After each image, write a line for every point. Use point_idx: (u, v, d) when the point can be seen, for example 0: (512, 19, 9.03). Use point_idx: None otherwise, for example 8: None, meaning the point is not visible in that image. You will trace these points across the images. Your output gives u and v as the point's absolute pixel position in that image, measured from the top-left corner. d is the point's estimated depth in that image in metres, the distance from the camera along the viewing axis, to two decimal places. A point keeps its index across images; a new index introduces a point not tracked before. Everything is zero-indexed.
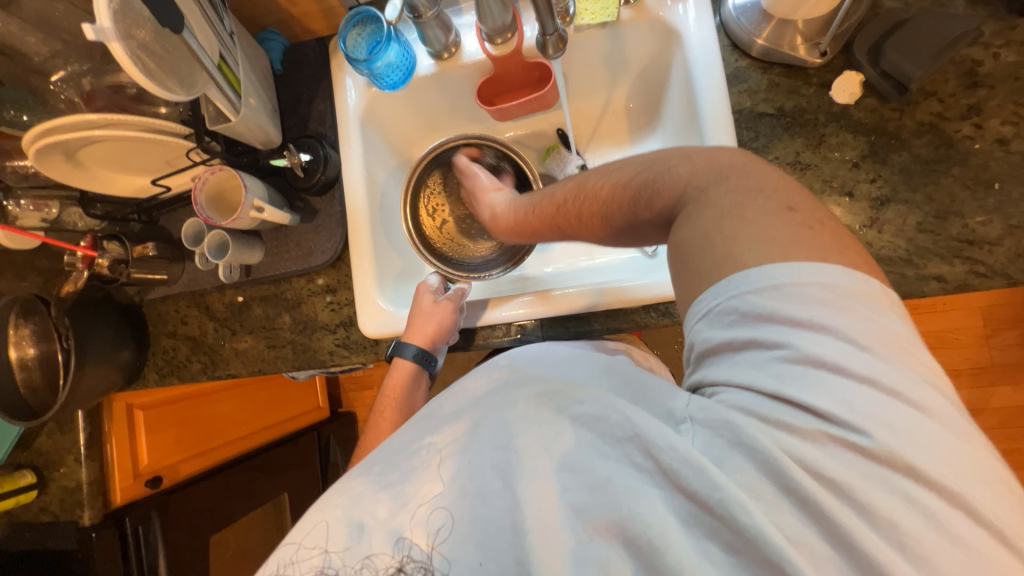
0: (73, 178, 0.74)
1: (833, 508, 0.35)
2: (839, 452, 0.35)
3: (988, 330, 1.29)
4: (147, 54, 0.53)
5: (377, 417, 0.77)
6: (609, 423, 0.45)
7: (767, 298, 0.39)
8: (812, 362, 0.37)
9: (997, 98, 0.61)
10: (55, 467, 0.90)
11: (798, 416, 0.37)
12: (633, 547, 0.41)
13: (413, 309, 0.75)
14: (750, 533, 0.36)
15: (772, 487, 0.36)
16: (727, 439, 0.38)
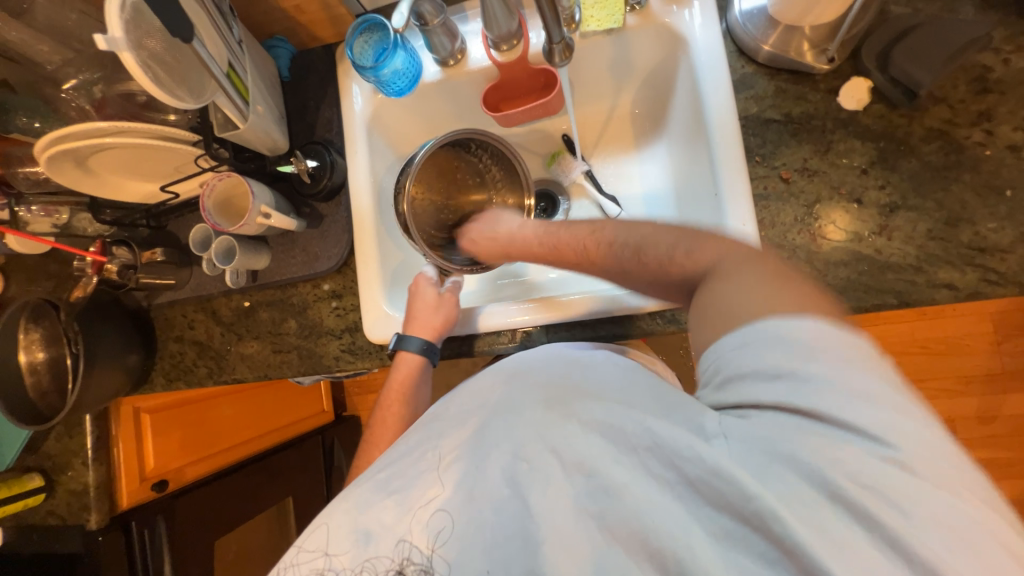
0: (83, 184, 0.75)
1: (870, 521, 0.35)
2: (864, 466, 0.35)
3: (998, 336, 1.28)
4: (158, 64, 0.53)
5: (382, 411, 0.78)
6: (625, 433, 0.44)
7: (784, 342, 0.39)
8: (844, 388, 0.37)
9: (1008, 104, 0.60)
10: (63, 470, 0.90)
11: (833, 433, 0.37)
12: (658, 559, 0.41)
13: (417, 301, 0.75)
14: (791, 545, 0.36)
15: (819, 495, 0.36)
16: (761, 449, 0.38)
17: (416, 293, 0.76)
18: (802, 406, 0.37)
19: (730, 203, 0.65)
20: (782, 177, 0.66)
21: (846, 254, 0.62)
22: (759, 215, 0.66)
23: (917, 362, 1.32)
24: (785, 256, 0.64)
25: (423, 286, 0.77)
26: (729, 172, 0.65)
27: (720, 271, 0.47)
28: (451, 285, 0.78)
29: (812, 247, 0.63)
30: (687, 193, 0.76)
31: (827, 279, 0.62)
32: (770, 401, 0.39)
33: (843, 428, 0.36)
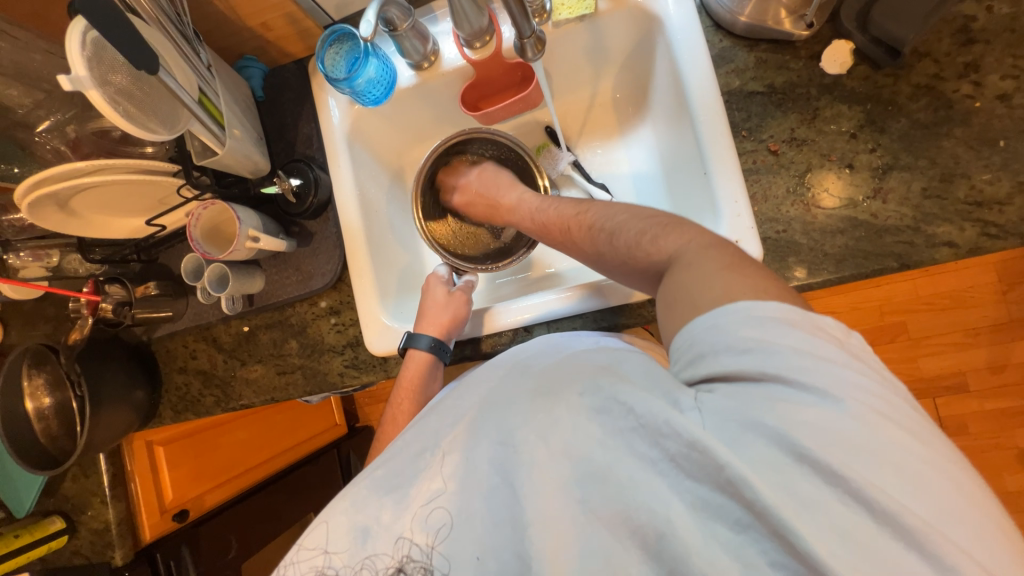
0: (68, 226, 0.74)
1: (838, 479, 0.35)
2: (826, 432, 0.36)
3: (1003, 286, 1.27)
4: (127, 99, 0.53)
5: (393, 412, 0.75)
6: (607, 410, 0.43)
7: (758, 317, 0.41)
8: (804, 349, 0.39)
9: (994, 53, 0.59)
10: (83, 510, 0.91)
11: (788, 394, 0.38)
12: (639, 536, 0.40)
13: (428, 300, 0.76)
14: (762, 509, 0.36)
15: (787, 458, 0.36)
16: (734, 418, 0.38)
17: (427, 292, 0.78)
18: (754, 369, 0.39)
19: (720, 182, 0.64)
20: (770, 149, 0.65)
21: (841, 221, 0.61)
22: (750, 190, 0.65)
23: (923, 319, 1.31)
24: (781, 229, 0.63)
25: (434, 285, 0.78)
26: (716, 151, 0.64)
27: (683, 256, 0.49)
28: (462, 285, 0.79)
29: (806, 217, 0.63)
30: (677, 174, 0.75)
31: (825, 249, 0.62)
32: (731, 367, 0.40)
33: (805, 396, 0.37)
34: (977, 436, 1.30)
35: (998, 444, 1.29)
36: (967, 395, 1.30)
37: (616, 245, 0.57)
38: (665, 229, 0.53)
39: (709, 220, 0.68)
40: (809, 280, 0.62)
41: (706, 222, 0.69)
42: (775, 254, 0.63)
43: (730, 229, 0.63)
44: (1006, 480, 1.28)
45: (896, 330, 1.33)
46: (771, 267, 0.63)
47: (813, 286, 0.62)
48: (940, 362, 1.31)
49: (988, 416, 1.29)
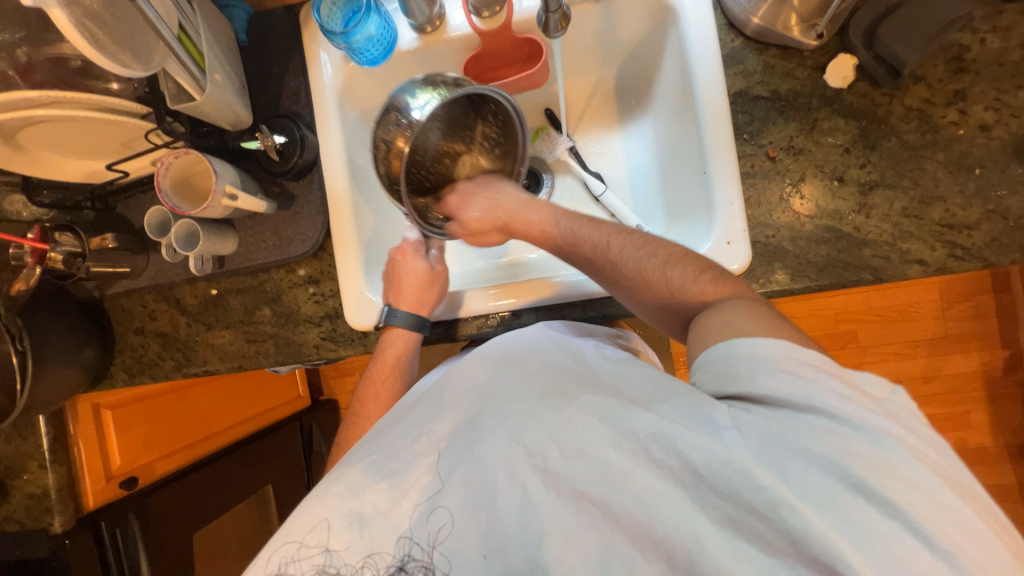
0: (13, 162, 0.67)
1: (885, 503, 0.37)
2: (867, 457, 0.39)
3: (944, 304, 1.37)
4: (96, 24, 0.47)
5: (370, 385, 0.72)
6: (622, 418, 0.44)
7: (800, 358, 0.44)
8: (847, 396, 0.42)
9: (981, 84, 0.62)
10: (17, 474, 0.83)
11: (830, 425, 0.41)
12: (664, 549, 0.41)
13: (408, 273, 0.71)
14: (798, 537, 0.37)
15: (838, 484, 0.38)
16: (780, 444, 0.40)
17: (403, 265, 0.73)
18: (797, 402, 0.42)
19: (719, 183, 0.65)
20: (769, 155, 0.66)
21: (826, 231, 0.64)
22: (745, 193, 0.66)
23: (872, 329, 1.41)
24: (771, 234, 0.65)
25: (410, 258, 0.73)
26: (717, 152, 0.65)
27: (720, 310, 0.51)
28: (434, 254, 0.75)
29: (795, 225, 0.65)
30: (673, 172, 0.76)
31: (808, 257, 0.64)
32: (773, 396, 0.43)
33: (847, 427, 0.40)
34: None
35: None
36: None
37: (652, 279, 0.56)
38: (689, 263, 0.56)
39: (701, 220, 0.69)
40: (790, 285, 0.64)
41: (698, 223, 0.70)
42: (763, 258, 0.65)
43: (723, 230, 0.64)
44: None
45: (847, 337, 1.42)
46: (757, 270, 0.65)
47: (793, 290, 0.65)
48: (882, 369, 1.41)
49: None
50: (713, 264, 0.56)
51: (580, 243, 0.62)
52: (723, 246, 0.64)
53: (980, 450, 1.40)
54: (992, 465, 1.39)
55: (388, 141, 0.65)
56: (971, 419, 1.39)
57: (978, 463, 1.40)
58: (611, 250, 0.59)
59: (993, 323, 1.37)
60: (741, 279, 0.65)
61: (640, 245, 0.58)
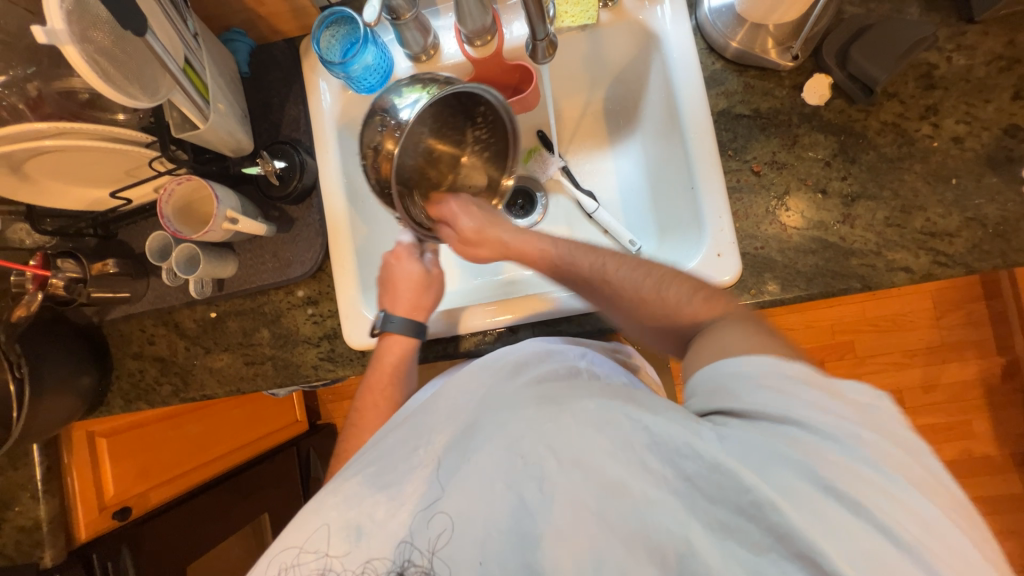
0: (19, 192, 0.68)
1: (860, 510, 0.37)
2: (843, 467, 0.38)
3: (937, 312, 1.39)
4: (106, 59, 0.49)
5: (367, 394, 0.71)
6: (620, 425, 0.44)
7: (783, 371, 0.43)
8: (823, 407, 0.41)
9: (951, 99, 0.65)
10: (8, 506, 0.82)
11: (808, 437, 0.40)
12: (656, 553, 0.41)
13: (400, 278, 0.72)
14: (781, 530, 0.37)
15: (817, 492, 0.38)
16: (761, 450, 0.40)
17: (398, 268, 0.72)
18: (772, 411, 0.42)
19: (706, 197, 0.67)
20: (753, 170, 0.68)
21: (812, 241, 0.66)
22: (733, 207, 0.68)
23: (868, 339, 1.42)
24: (759, 246, 0.67)
25: (404, 261, 0.73)
26: (704, 168, 0.67)
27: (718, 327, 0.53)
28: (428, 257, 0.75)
29: (782, 237, 0.67)
30: (663, 187, 0.78)
31: (797, 267, 0.66)
32: (746, 407, 0.43)
33: (824, 435, 0.40)
34: None
35: None
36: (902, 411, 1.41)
37: (650, 301, 0.58)
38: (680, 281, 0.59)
39: (691, 233, 0.71)
40: (781, 295, 0.66)
41: (689, 236, 0.72)
42: (753, 269, 0.67)
43: (713, 243, 0.66)
44: None
45: (844, 348, 1.43)
46: (748, 281, 0.67)
47: (785, 300, 0.66)
48: (881, 379, 1.42)
49: (920, 430, 1.41)
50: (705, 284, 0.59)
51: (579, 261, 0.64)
52: (713, 258, 0.66)
53: (984, 459, 1.38)
54: (998, 476, 1.38)
55: (376, 145, 0.63)
56: (973, 428, 1.39)
57: (984, 473, 1.38)
58: (615, 273, 0.61)
59: (986, 330, 1.38)
60: (733, 290, 0.66)
61: (635, 267, 0.61)
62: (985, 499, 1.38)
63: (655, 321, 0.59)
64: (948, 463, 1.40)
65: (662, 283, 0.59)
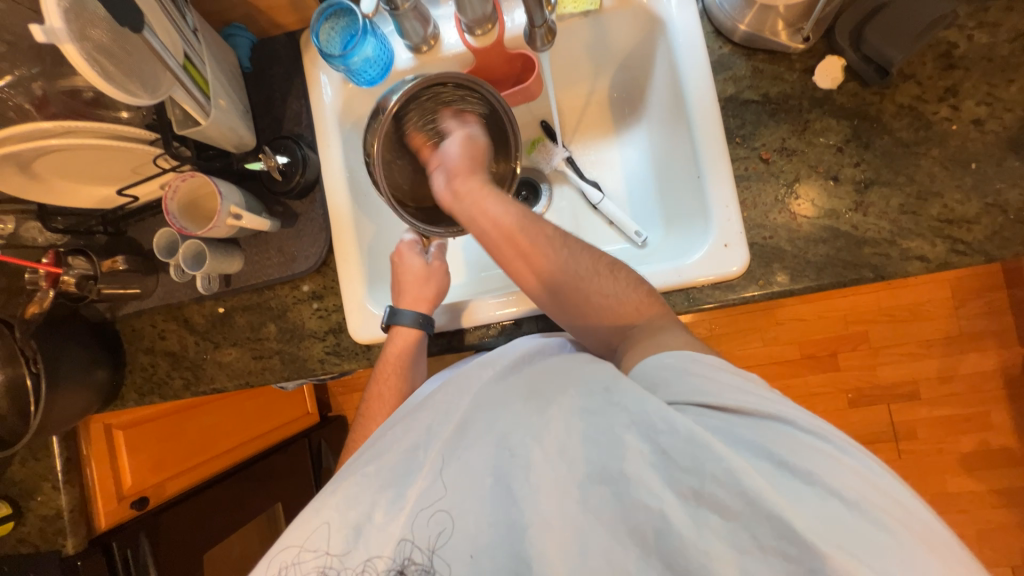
0: (28, 191, 0.69)
1: (812, 477, 0.39)
2: (791, 440, 0.41)
3: (956, 302, 1.35)
4: (106, 56, 0.50)
5: (376, 385, 0.72)
6: (601, 412, 0.45)
7: (700, 359, 0.47)
8: (746, 387, 0.45)
9: (972, 79, 0.62)
10: (31, 496, 0.84)
11: (751, 420, 0.43)
12: (637, 534, 0.41)
13: (405, 274, 0.73)
14: (753, 496, 0.38)
15: (768, 465, 0.40)
16: (717, 430, 0.42)
17: (401, 264, 0.74)
18: (732, 403, 0.44)
19: (713, 186, 0.65)
20: (762, 157, 0.67)
21: (823, 230, 0.64)
22: (740, 195, 0.66)
23: (883, 329, 1.38)
24: (768, 235, 0.65)
25: (407, 256, 0.74)
26: (710, 156, 0.66)
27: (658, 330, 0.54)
28: (433, 251, 0.76)
29: (791, 225, 0.65)
30: (668, 177, 0.77)
31: (807, 256, 0.64)
32: (706, 397, 0.44)
33: (761, 415, 0.43)
34: (925, 441, 1.38)
35: (944, 449, 1.38)
36: (918, 403, 1.38)
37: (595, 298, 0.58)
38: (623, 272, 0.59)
39: (697, 223, 0.70)
40: (791, 286, 0.64)
41: (695, 226, 0.70)
42: (761, 259, 0.65)
43: (720, 233, 0.65)
44: (950, 482, 1.37)
45: (858, 339, 1.40)
46: (756, 272, 0.65)
47: (794, 291, 0.65)
48: (896, 371, 1.39)
49: (936, 422, 1.38)
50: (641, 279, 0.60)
51: (540, 228, 0.60)
52: (720, 248, 0.64)
53: (1004, 451, 1.35)
54: (1017, 468, 1.35)
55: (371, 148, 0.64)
56: (992, 420, 1.35)
57: (1003, 466, 1.35)
58: (562, 251, 0.59)
59: (1006, 320, 1.34)
60: (741, 281, 0.65)
61: (589, 252, 0.60)
62: (1002, 491, 1.35)
63: (598, 323, 0.59)
64: (965, 455, 1.37)
65: (607, 273, 0.59)
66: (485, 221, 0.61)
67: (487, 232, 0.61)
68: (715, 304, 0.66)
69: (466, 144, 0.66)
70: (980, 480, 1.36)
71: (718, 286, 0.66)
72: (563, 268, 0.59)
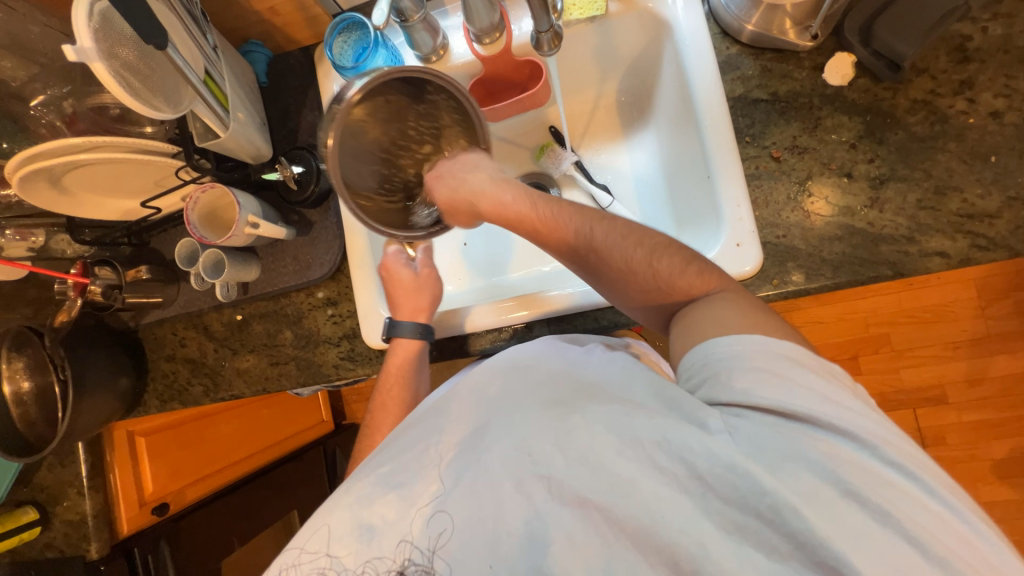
0: (58, 205, 0.72)
1: (869, 504, 0.38)
2: (855, 464, 0.40)
3: (982, 301, 1.31)
4: (132, 73, 0.52)
5: (380, 396, 0.72)
6: (631, 427, 0.45)
7: (778, 352, 0.45)
8: (822, 394, 0.42)
9: (988, 71, 0.61)
10: (57, 501, 0.87)
11: (818, 434, 0.41)
12: (668, 555, 0.41)
13: (396, 286, 0.73)
14: (797, 534, 0.38)
15: (824, 485, 0.39)
16: (773, 446, 0.41)
17: (392, 276, 0.73)
18: (787, 407, 0.42)
19: (723, 186, 0.65)
20: (773, 156, 0.66)
21: (839, 228, 0.63)
22: (752, 194, 0.66)
23: (905, 331, 1.34)
24: (781, 234, 0.65)
25: (396, 267, 0.74)
26: (722, 156, 0.65)
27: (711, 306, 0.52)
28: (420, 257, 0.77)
29: (805, 224, 0.64)
30: (678, 179, 0.76)
31: (823, 254, 0.63)
32: (767, 404, 0.43)
33: (826, 431, 0.41)
34: (954, 447, 1.33)
35: (975, 455, 1.32)
36: (945, 407, 1.33)
37: (644, 273, 0.56)
38: (670, 250, 0.56)
39: (709, 224, 0.69)
40: (807, 285, 0.63)
41: (707, 228, 0.70)
42: (774, 258, 0.64)
43: (732, 233, 0.64)
44: (982, 489, 1.32)
45: (879, 341, 1.36)
46: (770, 271, 0.64)
47: (810, 290, 0.64)
48: (920, 373, 1.34)
49: (965, 427, 1.33)
50: (696, 254, 0.57)
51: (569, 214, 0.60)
52: (732, 248, 0.64)
53: None
54: None
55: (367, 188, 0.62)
56: None
57: None
58: (600, 230, 0.58)
59: None
60: (754, 281, 0.64)
61: (625, 233, 0.58)
62: None
63: (643, 298, 0.57)
64: (998, 462, 1.31)
65: (660, 251, 0.56)
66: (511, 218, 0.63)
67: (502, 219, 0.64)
68: None
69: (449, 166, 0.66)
70: (1014, 488, 1.30)
71: None
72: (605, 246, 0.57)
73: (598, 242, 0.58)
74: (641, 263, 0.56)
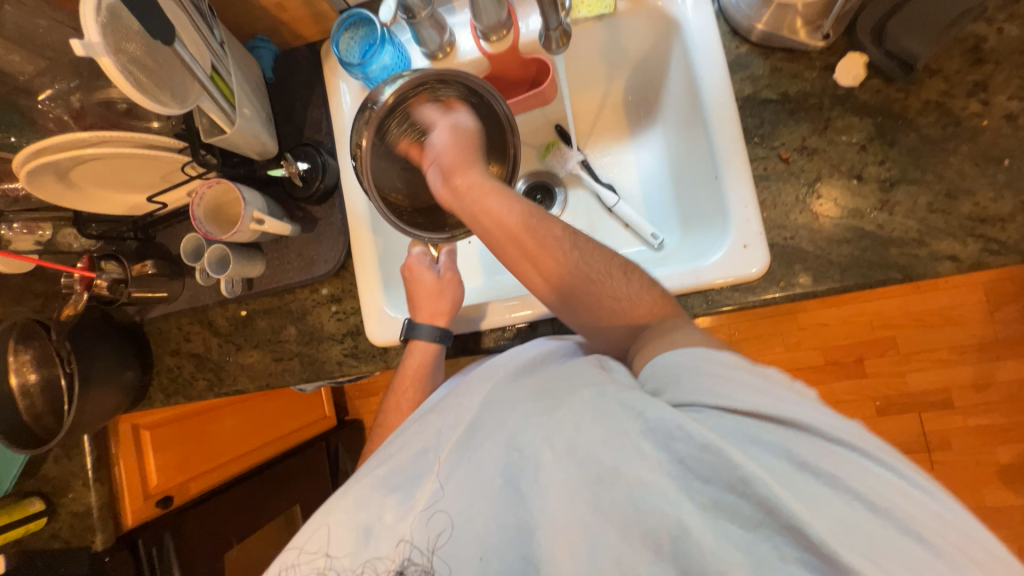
0: (66, 199, 0.73)
1: (839, 484, 0.38)
2: (820, 450, 0.39)
3: (990, 306, 1.30)
4: (140, 68, 0.52)
5: (394, 396, 0.72)
6: (615, 414, 0.44)
7: (714, 358, 0.46)
8: (760, 388, 0.43)
9: (1002, 73, 0.60)
10: (64, 493, 0.88)
11: (777, 427, 0.40)
12: (652, 539, 0.40)
13: (418, 288, 0.73)
14: (774, 507, 0.37)
15: (791, 468, 0.39)
16: (736, 433, 0.40)
17: (414, 278, 0.74)
18: (745, 406, 0.41)
19: (731, 186, 0.64)
20: (782, 156, 0.65)
21: (847, 231, 0.62)
22: (760, 195, 0.65)
23: (912, 334, 1.33)
24: (788, 236, 0.64)
25: (420, 269, 0.74)
26: (729, 156, 0.65)
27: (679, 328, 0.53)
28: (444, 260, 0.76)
29: (813, 226, 0.63)
30: (684, 179, 0.76)
31: (831, 257, 0.62)
32: (720, 400, 0.42)
33: (790, 423, 0.40)
34: (960, 452, 1.32)
35: (980, 460, 1.31)
36: (951, 411, 1.32)
37: (609, 295, 0.58)
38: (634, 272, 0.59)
39: (715, 225, 0.69)
40: (814, 287, 0.63)
41: (713, 229, 0.69)
42: (782, 260, 0.64)
43: (738, 233, 0.64)
44: (987, 495, 1.31)
45: (885, 345, 1.35)
46: (777, 273, 0.64)
47: (817, 293, 0.63)
48: (926, 378, 1.33)
49: (971, 432, 1.32)
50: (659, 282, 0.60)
51: (548, 226, 0.60)
52: (739, 249, 0.63)
53: None
54: None
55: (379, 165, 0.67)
56: None
57: None
58: (573, 252, 0.58)
59: None
60: (760, 283, 0.64)
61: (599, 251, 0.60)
62: None
63: (613, 322, 0.58)
64: (1004, 468, 1.30)
65: (619, 275, 0.58)
66: (487, 220, 0.61)
67: (491, 232, 0.61)
68: (734, 306, 0.65)
69: (456, 134, 0.67)
70: (1019, 494, 1.29)
71: (736, 288, 0.64)
72: (577, 266, 0.58)
73: (570, 264, 0.58)
74: (610, 286, 0.58)
